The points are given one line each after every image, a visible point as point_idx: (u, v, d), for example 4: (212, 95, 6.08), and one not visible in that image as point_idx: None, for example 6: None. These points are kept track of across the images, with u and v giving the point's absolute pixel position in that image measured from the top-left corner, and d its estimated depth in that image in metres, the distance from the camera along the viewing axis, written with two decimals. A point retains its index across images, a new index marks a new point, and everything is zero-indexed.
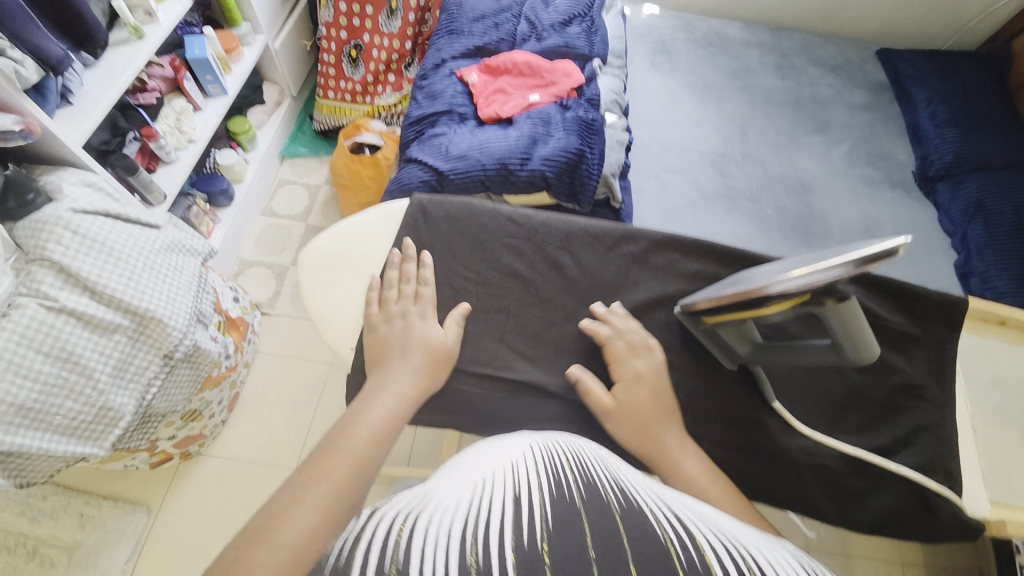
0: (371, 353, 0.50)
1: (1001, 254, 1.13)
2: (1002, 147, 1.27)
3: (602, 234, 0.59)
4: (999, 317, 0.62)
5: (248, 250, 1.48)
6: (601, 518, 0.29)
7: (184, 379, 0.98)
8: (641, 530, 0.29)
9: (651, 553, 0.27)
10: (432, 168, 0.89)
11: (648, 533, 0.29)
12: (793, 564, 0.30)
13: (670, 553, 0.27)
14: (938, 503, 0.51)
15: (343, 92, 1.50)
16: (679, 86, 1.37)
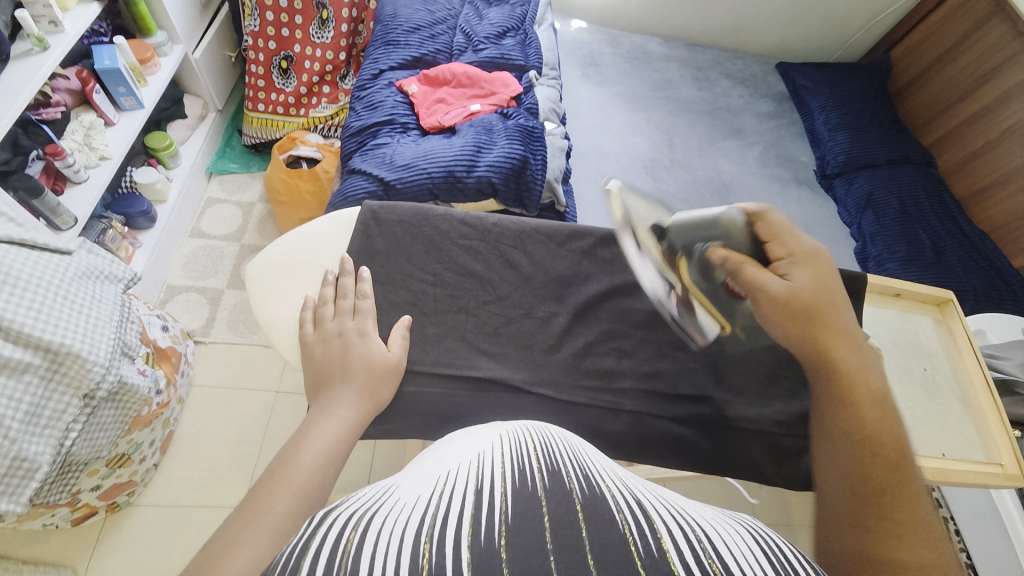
0: (311, 376, 0.47)
1: (890, 239, 1.29)
2: (883, 146, 1.46)
3: (552, 232, 0.62)
4: (893, 291, 0.71)
5: (176, 275, 1.38)
6: (562, 507, 0.30)
7: (109, 421, 0.89)
8: (600, 517, 0.30)
9: (609, 542, 0.28)
10: (377, 178, 0.89)
11: (607, 520, 0.29)
12: (740, 535, 0.32)
13: (626, 539, 0.28)
14: None
15: (275, 105, 1.44)
16: (609, 96, 1.46)
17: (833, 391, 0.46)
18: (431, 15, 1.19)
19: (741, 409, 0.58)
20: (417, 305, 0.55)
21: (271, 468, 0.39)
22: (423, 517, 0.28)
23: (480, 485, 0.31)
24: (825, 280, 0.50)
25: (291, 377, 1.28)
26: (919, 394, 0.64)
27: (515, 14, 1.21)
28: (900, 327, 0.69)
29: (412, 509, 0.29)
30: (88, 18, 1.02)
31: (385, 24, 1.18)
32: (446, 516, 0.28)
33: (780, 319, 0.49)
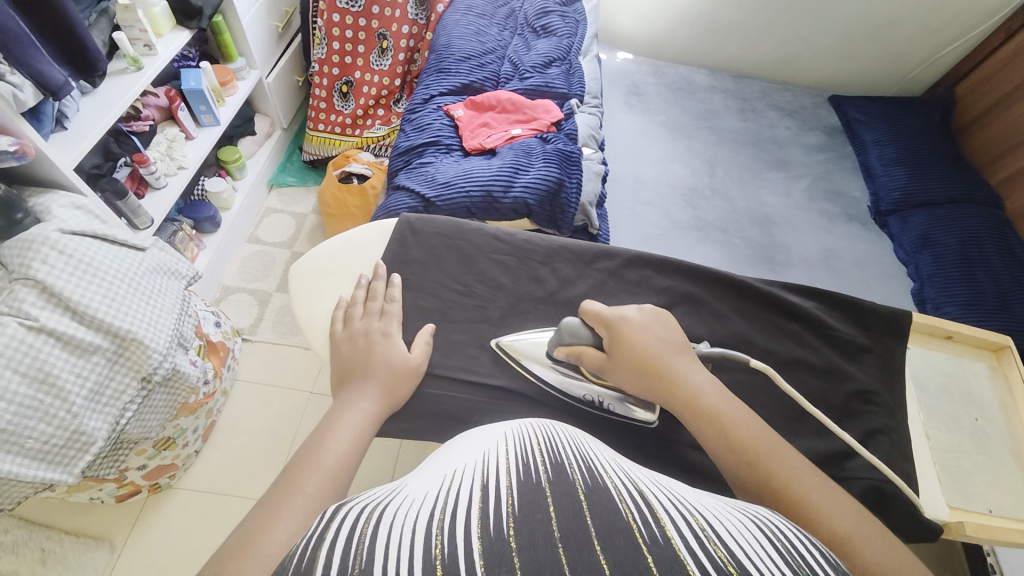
0: (338, 370, 0.51)
1: (950, 283, 1.21)
2: (944, 184, 1.39)
3: (580, 251, 0.63)
4: (944, 333, 0.67)
5: (232, 276, 1.48)
6: (566, 497, 0.32)
7: (160, 404, 0.96)
8: (604, 507, 0.31)
9: (614, 528, 0.29)
10: (418, 195, 0.94)
11: (610, 509, 0.31)
12: (744, 525, 0.34)
13: (632, 529, 0.29)
14: (895, 499, 0.53)
15: (334, 125, 1.56)
16: (651, 124, 1.48)
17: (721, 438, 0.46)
18: (481, 46, 1.27)
19: None
20: (444, 312, 0.57)
21: (301, 452, 0.43)
22: (431, 511, 0.30)
23: (486, 481, 0.33)
24: (658, 320, 0.53)
25: (324, 379, 1.34)
26: (968, 445, 0.59)
27: (562, 45, 1.26)
28: (950, 372, 0.64)
29: (421, 506, 0.31)
30: (177, 44, 1.16)
31: (438, 54, 1.26)
32: (454, 509, 0.30)
33: (631, 376, 0.50)
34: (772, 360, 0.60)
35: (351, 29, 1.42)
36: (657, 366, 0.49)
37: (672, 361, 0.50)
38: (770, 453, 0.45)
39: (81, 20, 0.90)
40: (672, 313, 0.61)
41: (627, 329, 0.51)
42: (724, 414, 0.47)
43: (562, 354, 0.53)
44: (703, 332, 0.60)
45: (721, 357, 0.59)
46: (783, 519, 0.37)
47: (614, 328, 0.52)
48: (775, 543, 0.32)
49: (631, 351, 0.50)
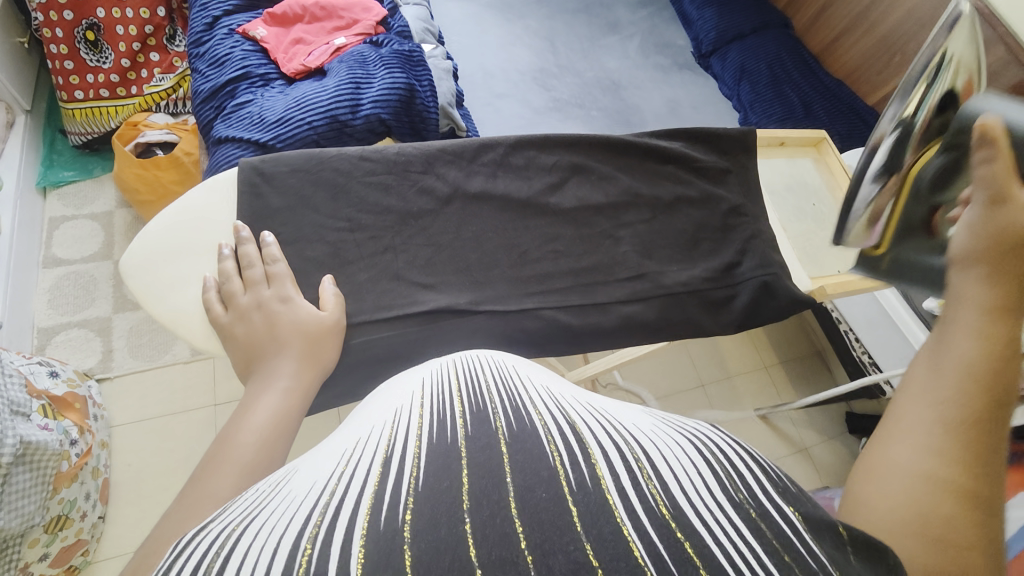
0: (242, 356, 0.44)
1: (766, 105, 1.38)
2: (748, 16, 1.53)
3: (460, 150, 0.60)
4: (778, 139, 0.79)
5: (43, 315, 1.17)
6: (482, 453, 0.25)
7: (28, 487, 0.78)
8: (528, 455, 0.25)
9: (534, 482, 0.23)
10: (251, 141, 0.78)
11: (535, 454, 0.25)
12: (684, 437, 0.29)
13: (557, 475, 0.24)
14: (776, 281, 0.63)
15: (98, 88, 1.19)
16: (482, 9, 1.37)
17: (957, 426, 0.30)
18: None
19: (673, 275, 0.61)
20: (339, 257, 0.53)
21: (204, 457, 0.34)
22: (310, 510, 0.23)
23: (388, 452, 0.26)
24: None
25: (225, 386, 1.18)
26: (812, 225, 0.74)
27: None
28: (788, 171, 0.78)
29: (298, 506, 0.24)
30: None
31: None
32: (339, 506, 0.23)
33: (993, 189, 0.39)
34: (661, 204, 0.64)
35: None
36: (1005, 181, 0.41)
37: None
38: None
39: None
40: (565, 188, 0.62)
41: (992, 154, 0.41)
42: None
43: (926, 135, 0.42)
44: (597, 197, 0.62)
45: (618, 216, 0.63)
46: (722, 429, 0.31)
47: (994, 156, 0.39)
48: (713, 457, 0.28)
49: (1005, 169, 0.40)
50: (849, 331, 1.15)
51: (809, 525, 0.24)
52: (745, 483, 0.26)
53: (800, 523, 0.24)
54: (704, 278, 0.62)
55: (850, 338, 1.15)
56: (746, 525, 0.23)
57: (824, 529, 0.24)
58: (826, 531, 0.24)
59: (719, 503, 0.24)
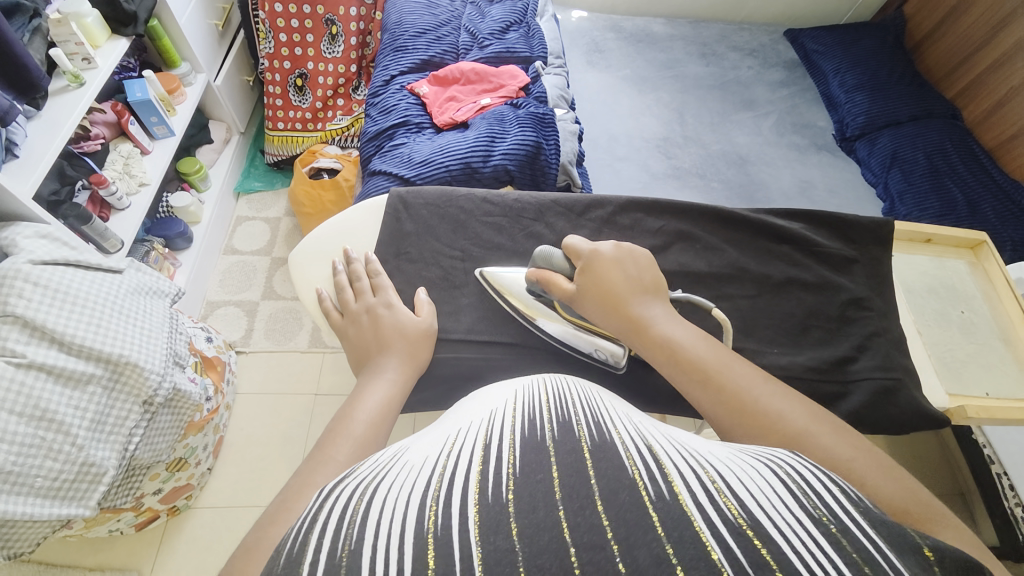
0: (357, 349, 0.52)
1: (920, 197, 1.26)
2: (905, 104, 1.43)
3: (572, 204, 0.65)
4: (925, 236, 0.72)
5: (214, 291, 1.45)
6: (570, 456, 0.31)
7: (167, 426, 0.95)
8: (610, 464, 0.30)
9: (618, 487, 0.29)
10: (397, 176, 0.92)
11: (617, 465, 0.30)
12: (759, 468, 0.33)
13: (638, 486, 0.29)
14: (896, 386, 0.56)
15: (294, 122, 1.50)
16: (616, 80, 1.47)
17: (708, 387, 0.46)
18: (435, 18, 1.23)
19: (771, 357, 0.58)
20: (448, 280, 0.61)
21: (329, 427, 0.43)
22: (429, 477, 0.30)
23: (488, 442, 0.32)
24: (624, 257, 0.54)
25: (329, 379, 1.34)
26: (957, 335, 0.66)
27: (517, 8, 1.24)
28: (933, 272, 0.70)
29: (418, 474, 0.31)
30: (118, 55, 1.08)
31: (392, 32, 1.22)
32: (452, 478, 0.30)
33: (597, 307, 0.52)
34: (770, 283, 0.62)
35: (296, 18, 1.36)
36: (614, 284, 0.52)
37: (622, 278, 0.52)
38: (720, 363, 0.47)
39: (12, 33, 0.85)
40: (669, 251, 0.63)
41: (598, 264, 0.53)
42: (675, 335, 0.49)
43: (536, 281, 0.57)
44: (700, 265, 0.62)
45: (721, 287, 0.62)
46: (800, 457, 0.35)
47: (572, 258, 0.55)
48: (791, 484, 0.31)
49: (597, 282, 0.52)
50: (1002, 475, 1.03)
51: (889, 543, 0.26)
52: (825, 503, 0.29)
53: (879, 540, 0.27)
54: (807, 367, 0.58)
55: (1004, 484, 1.03)
56: (826, 540, 0.26)
57: (898, 543, 0.26)
58: (910, 552, 0.26)
59: (799, 518, 0.27)
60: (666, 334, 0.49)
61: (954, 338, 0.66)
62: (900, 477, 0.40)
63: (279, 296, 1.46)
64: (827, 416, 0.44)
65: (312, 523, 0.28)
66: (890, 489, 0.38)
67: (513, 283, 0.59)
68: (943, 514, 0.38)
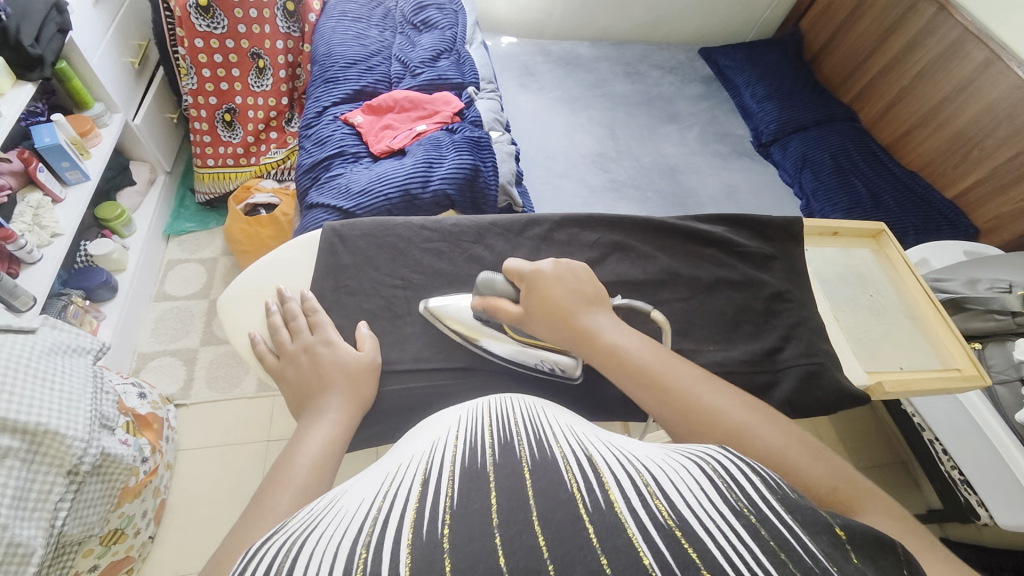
0: (296, 390, 0.50)
1: (830, 193, 1.39)
2: (808, 111, 1.58)
3: (509, 224, 0.67)
4: (832, 230, 0.80)
5: (146, 342, 1.35)
6: (509, 479, 0.31)
7: (97, 496, 0.86)
8: (548, 482, 0.31)
9: (554, 503, 0.29)
10: (336, 208, 0.91)
11: (555, 482, 0.31)
12: (688, 466, 0.34)
13: (574, 498, 0.30)
14: (819, 369, 0.61)
15: (224, 158, 1.45)
16: (549, 101, 1.53)
17: (655, 394, 0.48)
18: (364, 49, 1.23)
19: (709, 355, 0.61)
20: (391, 310, 0.60)
21: (268, 477, 0.41)
22: (363, 520, 0.29)
23: (427, 478, 0.32)
24: (566, 274, 0.55)
25: (281, 423, 1.27)
26: (870, 318, 0.72)
27: (446, 37, 1.27)
28: (843, 261, 0.77)
29: (353, 519, 0.30)
30: (22, 101, 1.01)
31: (322, 64, 1.22)
32: (388, 519, 0.29)
33: (544, 326, 0.53)
34: (700, 284, 0.66)
35: (219, 53, 1.32)
36: (559, 302, 0.53)
37: (563, 294, 0.53)
38: (664, 368, 0.49)
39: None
40: (606, 263, 0.66)
41: (541, 283, 0.54)
42: (619, 345, 0.51)
43: (481, 308, 0.57)
44: (636, 273, 0.65)
45: (657, 292, 0.65)
46: (731, 451, 0.37)
47: (517, 277, 0.56)
48: (717, 478, 0.33)
49: (542, 300, 0.53)
50: (934, 440, 1.05)
51: (803, 526, 0.29)
52: (746, 495, 0.31)
53: (795, 525, 0.29)
54: (741, 361, 0.61)
55: (937, 449, 1.05)
56: (746, 530, 0.28)
57: (811, 526, 0.29)
58: (823, 534, 0.29)
59: (723, 512, 0.29)
60: (611, 343, 0.51)
61: (868, 321, 0.72)
62: (830, 458, 0.43)
63: (220, 340, 1.38)
64: (761, 408, 0.48)
65: None
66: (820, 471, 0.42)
67: (470, 323, 0.58)
68: (865, 486, 0.42)
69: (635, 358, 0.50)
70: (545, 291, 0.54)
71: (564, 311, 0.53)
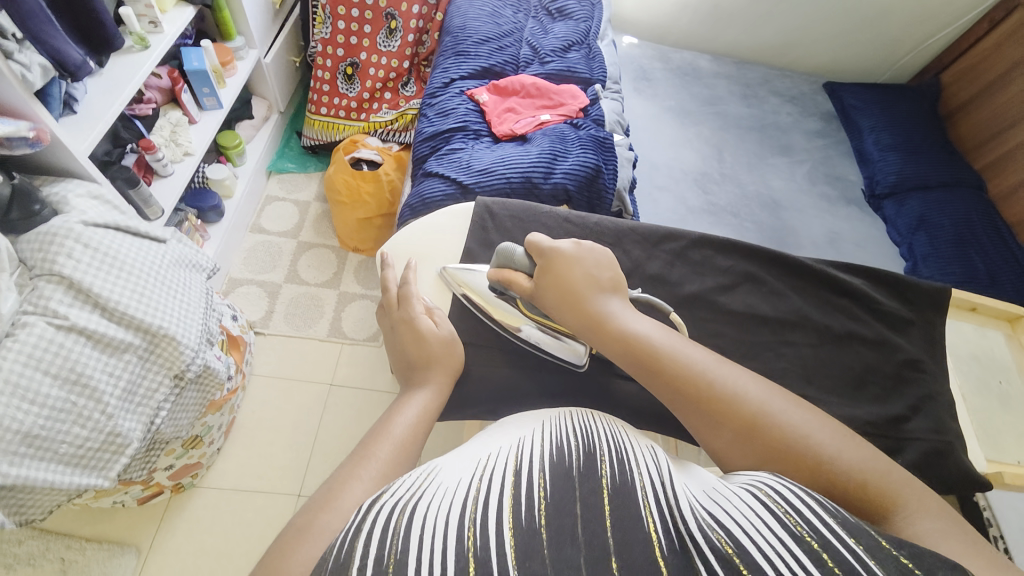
0: (396, 360, 0.56)
1: (943, 261, 1.30)
2: (933, 169, 1.48)
3: (648, 234, 0.67)
4: (970, 305, 0.75)
5: (237, 268, 1.44)
6: (591, 497, 0.37)
7: (191, 402, 0.93)
8: (626, 510, 0.36)
9: (633, 540, 0.34)
10: (454, 182, 0.92)
11: (631, 510, 0.36)
12: (749, 493, 0.38)
13: (651, 539, 0.34)
14: (951, 452, 0.58)
15: (337, 109, 1.50)
16: (660, 109, 1.50)
17: (668, 379, 0.49)
18: (498, 28, 1.24)
19: (836, 409, 0.59)
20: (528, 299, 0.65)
21: (372, 429, 0.47)
22: (466, 496, 0.36)
23: (518, 470, 0.38)
24: (585, 256, 0.57)
25: (343, 372, 1.33)
26: (997, 405, 0.68)
27: (580, 28, 1.26)
28: (977, 341, 0.72)
29: (453, 494, 0.36)
30: (184, 22, 1.06)
31: (454, 35, 1.23)
32: (484, 502, 0.35)
33: (558, 304, 0.55)
34: (830, 335, 0.64)
35: (358, 8, 1.37)
36: (572, 283, 0.55)
37: (578, 273, 0.55)
38: (677, 351, 0.50)
39: None
40: (736, 292, 0.65)
41: (557, 261, 0.57)
42: (630, 327, 0.52)
43: (497, 279, 0.62)
44: (766, 309, 0.64)
45: (784, 332, 0.63)
46: (783, 479, 0.40)
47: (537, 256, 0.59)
48: (776, 507, 0.36)
49: (557, 277, 0.56)
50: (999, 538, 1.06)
51: (871, 557, 0.32)
52: (806, 521, 0.35)
53: (860, 554, 0.32)
54: (866, 423, 0.59)
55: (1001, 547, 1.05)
56: (807, 556, 0.32)
57: (874, 550, 0.33)
58: (890, 566, 0.31)
59: (780, 538, 0.34)
60: (620, 322, 0.53)
61: (993, 408, 0.68)
62: (863, 448, 0.44)
63: (302, 281, 1.45)
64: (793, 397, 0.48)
65: (352, 535, 0.33)
66: (850, 459, 0.43)
67: (482, 289, 0.64)
68: (905, 480, 0.43)
69: (640, 339, 0.51)
70: (558, 272, 0.56)
71: (574, 290, 0.55)
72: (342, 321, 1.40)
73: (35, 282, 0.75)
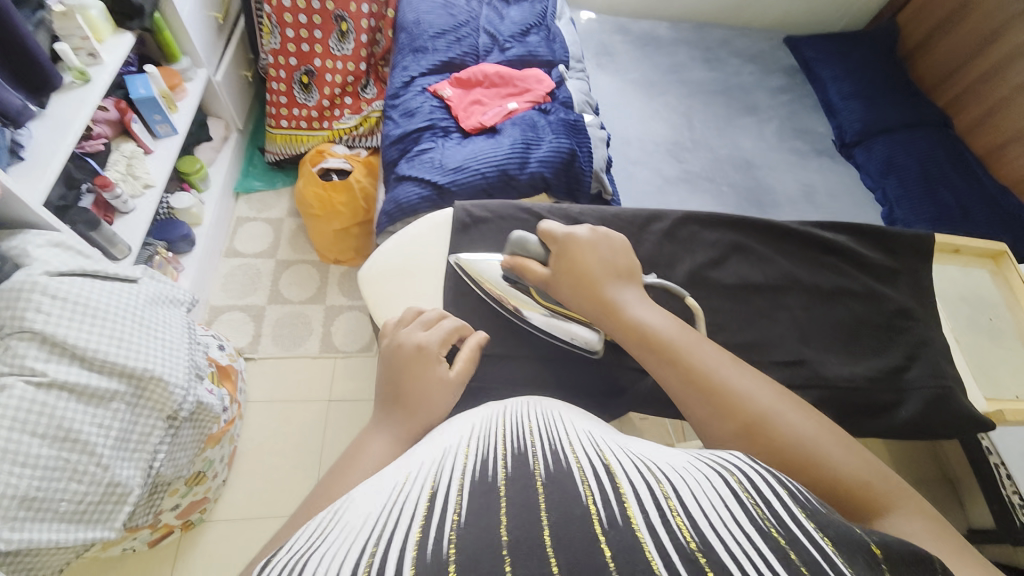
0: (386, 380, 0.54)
1: (916, 202, 1.32)
2: (898, 112, 1.49)
3: (632, 217, 0.66)
4: (953, 247, 0.76)
5: (216, 295, 1.40)
6: (522, 492, 0.28)
7: (188, 440, 0.91)
8: (563, 495, 0.28)
9: (569, 516, 0.26)
10: (429, 183, 0.90)
11: (568, 495, 0.28)
12: (709, 475, 0.32)
13: (589, 511, 0.27)
14: (952, 396, 0.60)
15: (298, 120, 1.45)
16: (625, 83, 1.48)
17: (675, 371, 0.48)
18: (452, 18, 1.20)
19: (840, 370, 0.60)
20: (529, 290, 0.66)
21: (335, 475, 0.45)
22: (363, 546, 0.26)
23: (434, 488, 0.30)
24: (600, 241, 0.58)
25: (341, 385, 1.31)
26: (989, 342, 0.70)
27: (536, 10, 1.23)
28: (962, 281, 0.74)
29: (354, 538, 0.27)
30: (123, 52, 1.01)
31: (409, 31, 1.19)
32: (389, 538, 0.26)
33: (571, 289, 0.56)
34: (821, 293, 0.64)
35: (305, 13, 1.31)
36: (589, 270, 0.55)
37: (596, 262, 0.56)
38: (688, 346, 0.49)
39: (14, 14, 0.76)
40: (727, 264, 0.65)
41: (573, 248, 0.57)
42: (645, 322, 0.51)
43: (509, 267, 0.61)
44: (758, 278, 0.64)
45: (778, 297, 0.63)
46: (754, 460, 0.35)
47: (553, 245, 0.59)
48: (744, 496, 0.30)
49: (574, 265, 0.56)
50: (999, 466, 1.10)
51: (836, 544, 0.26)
52: (774, 511, 0.28)
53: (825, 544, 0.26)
54: (864, 376, 0.60)
55: (1002, 474, 1.09)
56: (773, 552, 0.25)
57: (846, 547, 0.26)
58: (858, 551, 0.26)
59: (746, 530, 0.27)
60: (630, 312, 0.52)
61: (985, 345, 0.70)
62: (864, 455, 0.42)
63: (285, 300, 1.42)
64: (870, 459, 0.42)
65: None
66: (858, 469, 0.41)
67: (492, 275, 0.63)
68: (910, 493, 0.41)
69: (652, 333, 0.51)
70: (581, 260, 0.56)
71: (591, 277, 0.55)
72: (333, 335, 1.38)
73: (7, 341, 0.71)
